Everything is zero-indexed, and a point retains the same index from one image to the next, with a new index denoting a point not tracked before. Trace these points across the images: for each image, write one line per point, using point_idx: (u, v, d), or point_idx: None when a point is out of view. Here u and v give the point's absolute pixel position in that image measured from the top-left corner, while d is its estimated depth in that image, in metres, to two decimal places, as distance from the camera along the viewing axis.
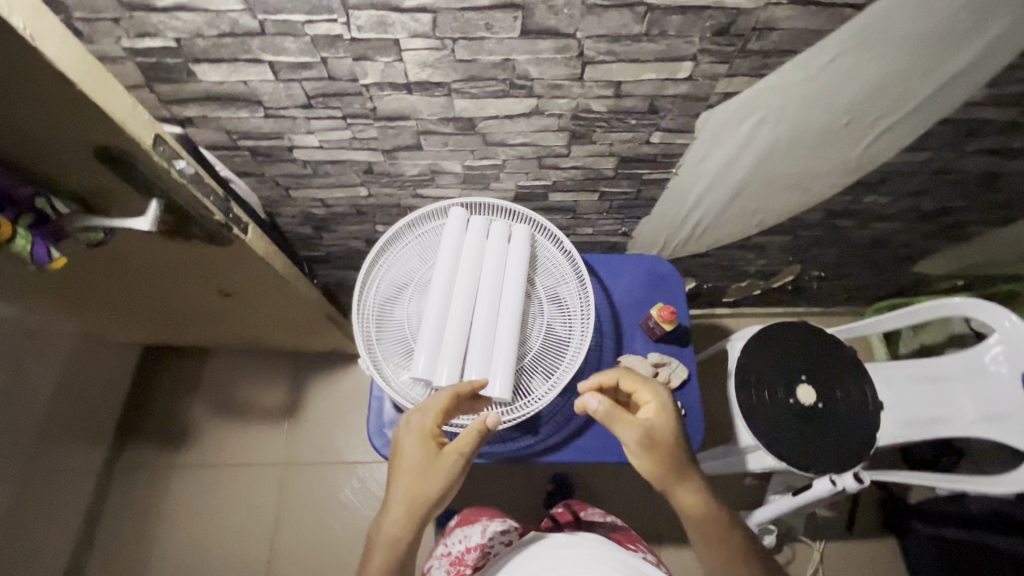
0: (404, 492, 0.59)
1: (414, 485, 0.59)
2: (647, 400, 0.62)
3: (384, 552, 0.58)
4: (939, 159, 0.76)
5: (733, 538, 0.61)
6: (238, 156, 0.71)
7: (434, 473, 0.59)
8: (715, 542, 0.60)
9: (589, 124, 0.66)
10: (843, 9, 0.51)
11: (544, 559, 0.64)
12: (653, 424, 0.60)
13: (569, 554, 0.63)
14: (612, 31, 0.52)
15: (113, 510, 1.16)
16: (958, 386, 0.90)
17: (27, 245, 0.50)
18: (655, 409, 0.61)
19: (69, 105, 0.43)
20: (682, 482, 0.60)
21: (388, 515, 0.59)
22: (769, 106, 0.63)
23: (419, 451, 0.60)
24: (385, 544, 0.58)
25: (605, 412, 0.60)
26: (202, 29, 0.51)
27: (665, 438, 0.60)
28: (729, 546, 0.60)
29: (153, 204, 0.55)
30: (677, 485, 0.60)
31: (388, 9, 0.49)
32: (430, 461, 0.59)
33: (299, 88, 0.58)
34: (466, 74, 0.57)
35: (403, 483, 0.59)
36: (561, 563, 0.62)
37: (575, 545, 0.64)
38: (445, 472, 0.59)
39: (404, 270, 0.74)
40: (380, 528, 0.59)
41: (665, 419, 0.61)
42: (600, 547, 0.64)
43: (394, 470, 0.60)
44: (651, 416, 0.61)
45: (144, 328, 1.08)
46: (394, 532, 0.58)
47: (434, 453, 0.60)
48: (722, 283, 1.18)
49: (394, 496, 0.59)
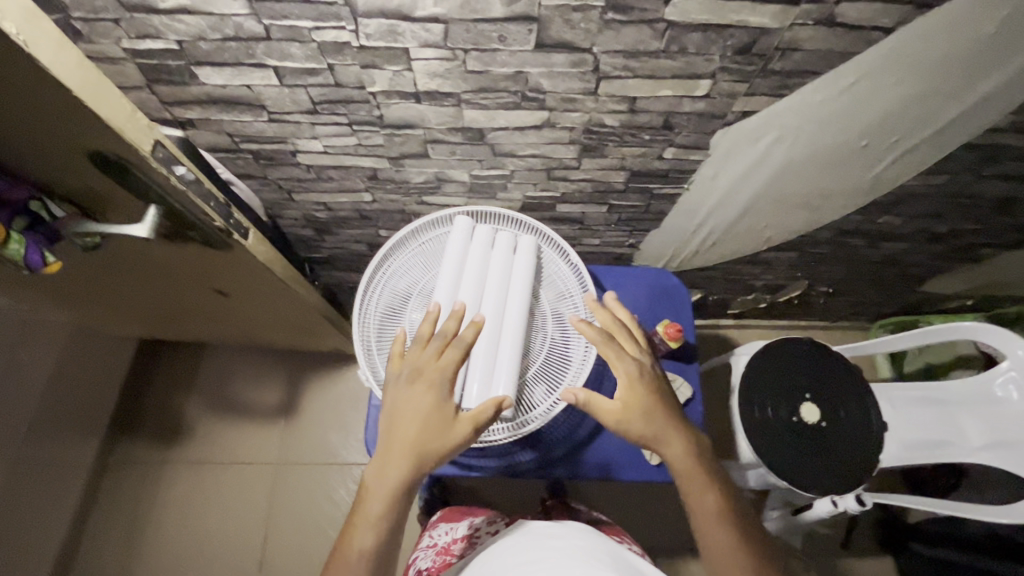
0: (412, 446, 0.59)
1: (420, 438, 0.59)
2: (619, 375, 0.64)
3: (384, 499, 0.58)
4: (957, 182, 0.74)
5: (718, 498, 0.62)
6: (240, 159, 0.69)
7: (446, 434, 0.59)
8: (701, 512, 0.61)
9: (601, 138, 0.64)
10: (870, 31, 0.49)
11: (529, 551, 0.55)
12: (630, 407, 0.63)
13: (558, 546, 0.55)
14: (630, 46, 0.50)
15: (106, 503, 1.15)
16: (965, 411, 0.88)
17: (21, 250, 0.49)
18: (633, 392, 0.64)
19: (60, 111, 0.41)
20: (666, 443, 0.63)
21: (393, 464, 0.58)
22: (788, 126, 0.61)
23: (432, 409, 0.60)
24: (386, 490, 0.58)
25: (583, 398, 0.63)
26: (205, 33, 0.49)
27: (641, 409, 0.63)
28: (711, 505, 0.61)
29: (151, 211, 0.53)
30: (661, 446, 0.63)
31: (398, 18, 0.47)
32: (442, 423, 0.59)
33: (304, 93, 0.57)
34: (477, 85, 0.55)
35: (412, 437, 0.59)
36: (549, 555, 0.53)
37: (565, 539, 0.56)
38: (457, 437, 0.59)
39: (406, 280, 0.72)
40: (382, 474, 0.59)
41: (643, 401, 0.63)
42: (592, 544, 0.56)
43: (401, 421, 0.60)
44: (627, 398, 0.63)
45: (141, 324, 1.06)
46: (397, 481, 0.58)
47: (448, 415, 0.60)
48: (727, 295, 1.16)
49: (401, 447, 0.59)
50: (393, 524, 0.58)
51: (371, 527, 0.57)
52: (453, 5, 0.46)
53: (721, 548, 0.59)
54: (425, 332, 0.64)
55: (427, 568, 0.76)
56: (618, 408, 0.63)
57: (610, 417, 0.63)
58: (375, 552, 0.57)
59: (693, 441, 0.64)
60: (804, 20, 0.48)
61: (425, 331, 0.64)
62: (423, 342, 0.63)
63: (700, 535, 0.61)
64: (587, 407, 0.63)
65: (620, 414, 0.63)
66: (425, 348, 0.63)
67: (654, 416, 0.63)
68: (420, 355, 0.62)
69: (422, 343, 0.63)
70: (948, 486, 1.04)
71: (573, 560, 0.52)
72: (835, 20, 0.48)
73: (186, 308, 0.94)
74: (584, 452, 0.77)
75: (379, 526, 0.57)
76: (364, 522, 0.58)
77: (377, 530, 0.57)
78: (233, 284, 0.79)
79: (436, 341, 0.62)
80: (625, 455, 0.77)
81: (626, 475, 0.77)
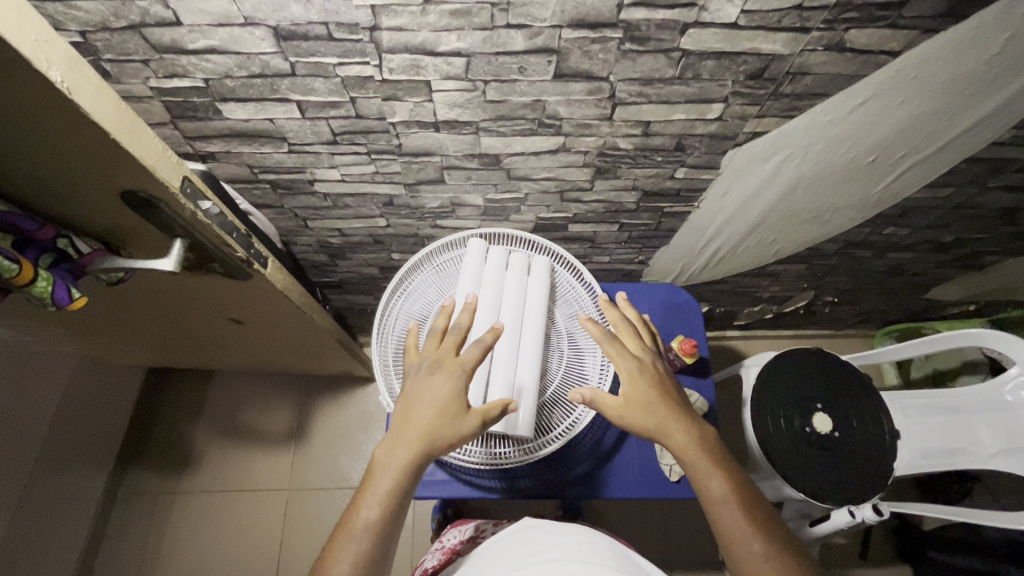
0: (424, 427, 0.55)
1: (432, 422, 0.55)
2: (619, 369, 0.62)
3: (393, 477, 0.53)
4: (963, 194, 0.76)
5: (727, 483, 0.57)
6: (258, 188, 0.71)
7: (457, 420, 0.55)
8: (715, 504, 0.56)
9: (614, 161, 0.66)
10: (877, 54, 0.50)
11: (530, 543, 0.54)
12: (632, 402, 0.60)
13: (560, 539, 0.53)
14: (645, 75, 0.52)
15: (115, 535, 1.12)
16: (978, 419, 0.86)
17: (48, 287, 0.48)
18: (635, 388, 0.60)
19: (98, 152, 0.41)
20: (673, 433, 0.59)
21: (404, 442, 0.54)
22: (797, 145, 0.62)
23: (446, 394, 0.56)
24: (396, 471, 0.53)
25: (589, 395, 0.60)
26: (231, 70, 0.50)
27: (644, 400, 0.60)
28: (721, 490, 0.56)
29: (177, 244, 0.52)
30: (669, 437, 0.59)
31: (421, 53, 0.48)
32: (457, 408, 0.55)
33: (325, 125, 0.58)
34: (494, 114, 0.56)
35: (425, 419, 0.55)
36: (552, 546, 0.52)
37: (567, 532, 0.55)
38: (469, 422, 0.55)
39: (421, 302, 0.69)
40: (392, 451, 0.54)
41: (644, 395, 0.60)
42: (594, 538, 0.54)
43: (414, 403, 0.56)
44: (629, 392, 0.60)
45: (148, 354, 1.05)
46: (407, 461, 0.54)
47: (462, 402, 0.56)
48: (734, 308, 1.17)
49: (413, 428, 0.55)
50: (400, 505, 0.53)
51: (376, 506, 0.52)
52: (476, 40, 0.47)
53: (742, 540, 0.54)
54: (441, 326, 0.62)
55: (431, 565, 0.74)
56: (621, 405, 0.60)
57: (616, 414, 0.60)
58: (378, 532, 0.51)
59: (698, 428, 0.60)
60: (814, 46, 0.49)
61: (440, 324, 0.62)
62: (439, 334, 0.62)
63: (717, 530, 0.56)
64: (593, 404, 0.60)
65: (623, 411, 0.60)
66: (442, 339, 0.61)
67: (658, 409, 0.60)
68: (437, 345, 0.60)
69: (438, 336, 0.61)
70: (962, 492, 1.03)
71: (575, 552, 0.51)
72: (845, 45, 0.49)
73: (197, 337, 0.93)
74: (605, 469, 0.75)
75: (384, 505, 0.52)
76: (370, 498, 0.52)
77: (383, 508, 0.52)
78: (248, 312, 0.78)
79: (453, 334, 0.60)
80: (648, 472, 0.75)
81: (649, 493, 0.74)
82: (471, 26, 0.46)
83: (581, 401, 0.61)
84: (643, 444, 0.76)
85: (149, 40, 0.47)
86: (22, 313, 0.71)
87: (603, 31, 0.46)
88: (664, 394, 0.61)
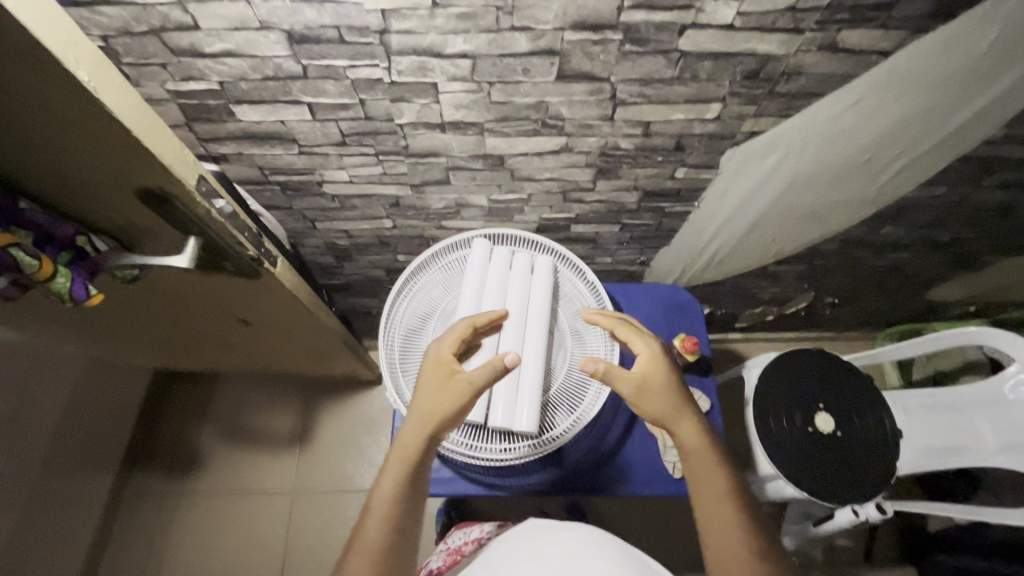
0: (421, 404, 0.57)
1: (427, 397, 0.57)
2: (639, 350, 0.63)
3: (399, 456, 0.56)
4: (959, 192, 0.77)
5: (726, 480, 0.58)
6: (268, 190, 0.73)
7: (448, 388, 0.57)
8: (714, 497, 0.56)
9: (615, 161, 0.67)
10: (870, 54, 0.52)
11: (533, 543, 0.55)
12: (648, 381, 0.61)
13: (561, 538, 0.54)
14: (645, 75, 0.53)
15: (120, 537, 1.13)
16: (978, 417, 0.86)
17: (67, 283, 0.49)
18: (653, 368, 0.62)
19: (117, 149, 0.42)
20: (682, 419, 0.60)
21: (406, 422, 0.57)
22: (793, 143, 0.64)
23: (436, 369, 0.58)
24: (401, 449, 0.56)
25: (606, 367, 0.60)
26: (246, 73, 0.52)
27: (657, 383, 0.61)
28: (722, 485, 0.57)
29: (191, 242, 0.54)
30: (678, 421, 0.60)
31: (429, 55, 0.50)
32: (447, 378, 0.58)
33: (334, 127, 0.60)
34: (499, 114, 0.58)
35: (422, 397, 0.57)
36: (553, 549, 0.53)
37: (569, 530, 0.56)
38: (460, 389, 0.57)
39: (426, 301, 0.71)
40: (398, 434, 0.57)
41: (661, 378, 0.61)
42: (595, 535, 0.55)
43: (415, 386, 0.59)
44: (647, 371, 0.61)
45: (155, 355, 1.05)
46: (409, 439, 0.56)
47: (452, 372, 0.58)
48: (736, 309, 1.18)
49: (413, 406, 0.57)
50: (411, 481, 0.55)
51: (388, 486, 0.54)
52: (482, 42, 0.49)
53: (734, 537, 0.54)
54: None
55: (438, 566, 0.75)
56: (637, 380, 0.60)
57: (629, 387, 0.60)
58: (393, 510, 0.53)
59: (705, 424, 0.61)
60: (809, 46, 0.51)
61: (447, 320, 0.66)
62: None
63: (710, 524, 0.56)
64: (607, 377, 0.60)
65: (638, 387, 0.60)
66: None
67: (671, 394, 0.61)
68: None
69: None
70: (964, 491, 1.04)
71: (574, 554, 0.51)
72: (838, 45, 0.51)
73: (203, 338, 0.94)
74: (609, 467, 0.75)
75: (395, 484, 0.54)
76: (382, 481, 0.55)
77: (393, 486, 0.54)
78: (256, 312, 0.80)
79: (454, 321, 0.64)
80: (650, 470, 0.76)
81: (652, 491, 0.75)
82: (477, 29, 0.47)
83: (593, 372, 0.60)
84: (646, 443, 0.77)
85: (167, 43, 0.49)
86: (33, 313, 0.72)
87: (604, 32, 0.48)
88: (677, 381, 0.63)
